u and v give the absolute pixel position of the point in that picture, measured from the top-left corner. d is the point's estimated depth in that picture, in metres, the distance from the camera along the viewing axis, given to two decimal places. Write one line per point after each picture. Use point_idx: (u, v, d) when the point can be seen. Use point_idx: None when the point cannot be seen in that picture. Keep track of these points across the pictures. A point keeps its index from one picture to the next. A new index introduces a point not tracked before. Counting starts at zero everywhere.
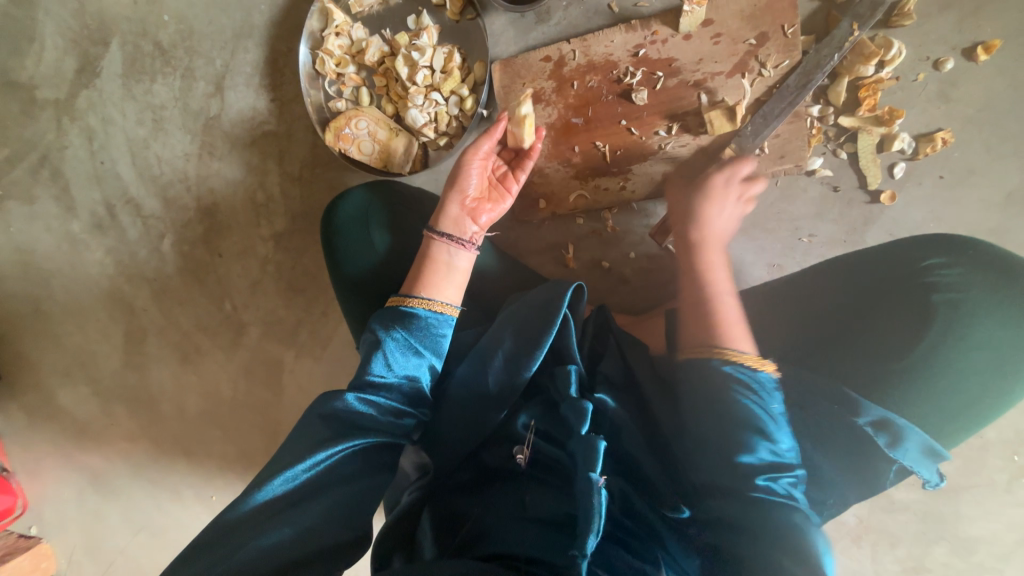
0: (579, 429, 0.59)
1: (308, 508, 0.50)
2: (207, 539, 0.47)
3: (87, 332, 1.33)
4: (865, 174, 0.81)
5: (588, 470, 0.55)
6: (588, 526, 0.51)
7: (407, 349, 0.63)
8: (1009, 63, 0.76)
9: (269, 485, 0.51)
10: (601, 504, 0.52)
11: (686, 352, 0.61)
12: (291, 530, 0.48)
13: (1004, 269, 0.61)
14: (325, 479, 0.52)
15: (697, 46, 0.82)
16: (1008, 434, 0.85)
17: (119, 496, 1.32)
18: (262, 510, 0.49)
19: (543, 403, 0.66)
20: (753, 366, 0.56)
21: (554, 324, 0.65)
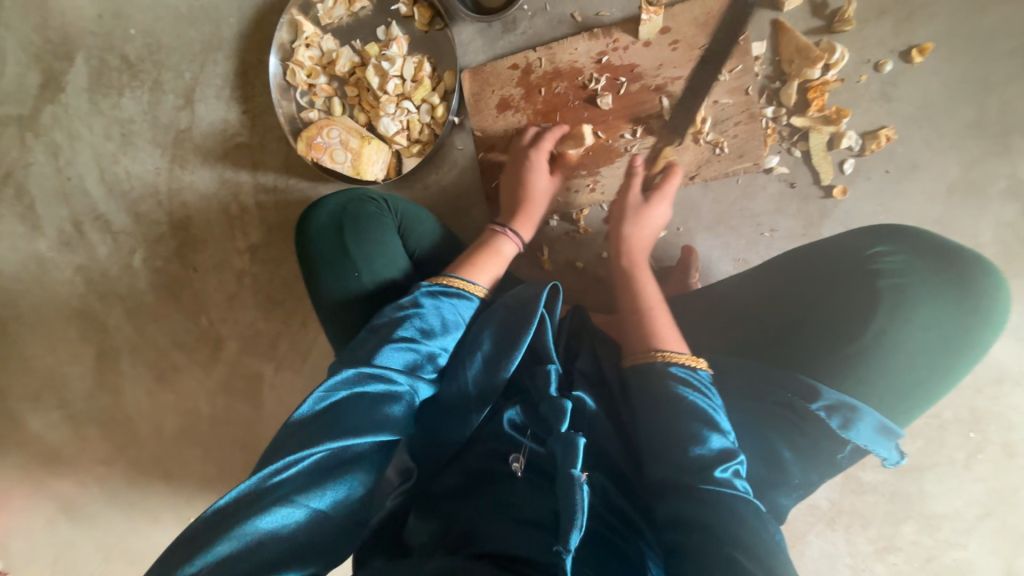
0: (558, 428, 0.61)
1: (317, 494, 0.50)
2: (213, 518, 0.48)
3: (56, 352, 1.29)
4: (818, 171, 0.85)
5: (570, 468, 0.57)
6: (571, 523, 0.53)
7: (424, 333, 0.67)
8: (943, 64, 0.81)
9: (277, 469, 0.50)
10: (584, 500, 0.54)
11: (631, 360, 0.66)
12: (298, 512, 0.49)
13: (940, 254, 0.66)
14: (334, 464, 0.52)
15: (656, 52, 0.86)
16: (963, 413, 0.90)
17: (93, 522, 1.28)
18: (239, 506, 0.48)
19: (524, 403, 0.68)
20: (691, 365, 0.63)
21: (532, 325, 0.67)
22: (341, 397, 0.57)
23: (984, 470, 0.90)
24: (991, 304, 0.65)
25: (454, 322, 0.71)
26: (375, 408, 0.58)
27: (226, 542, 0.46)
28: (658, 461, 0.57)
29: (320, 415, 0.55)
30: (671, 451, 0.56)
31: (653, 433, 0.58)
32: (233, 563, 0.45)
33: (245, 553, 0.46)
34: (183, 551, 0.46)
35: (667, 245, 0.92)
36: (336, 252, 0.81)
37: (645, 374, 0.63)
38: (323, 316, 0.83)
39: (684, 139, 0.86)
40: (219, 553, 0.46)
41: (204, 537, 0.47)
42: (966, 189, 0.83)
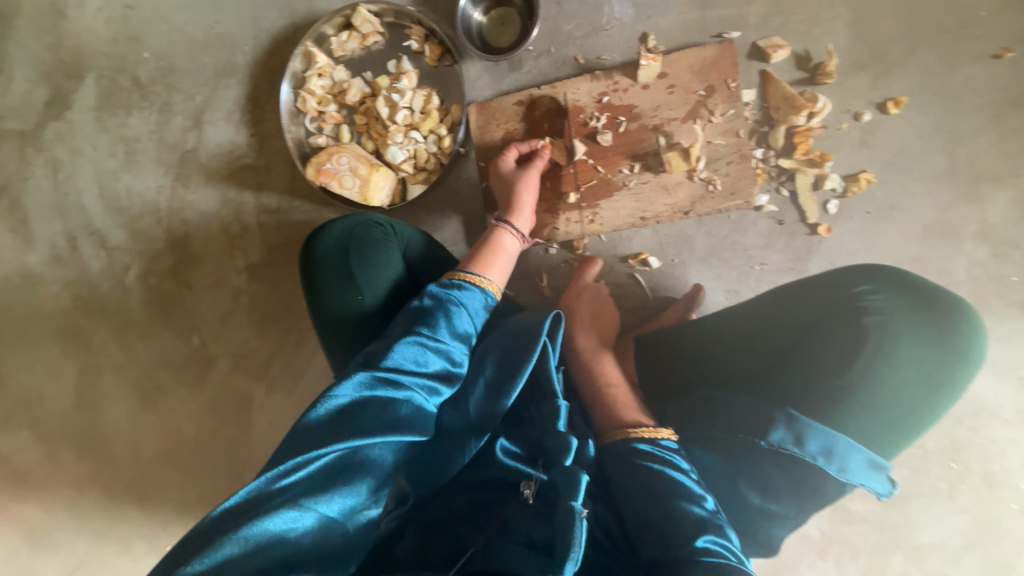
0: (563, 461, 0.63)
1: (328, 497, 0.51)
2: (220, 517, 0.47)
3: (37, 369, 1.26)
4: (804, 210, 0.91)
5: (571, 500, 0.58)
6: (567, 554, 0.53)
7: (437, 333, 0.67)
8: (916, 116, 0.88)
9: (290, 469, 0.50)
10: (581, 535, 0.55)
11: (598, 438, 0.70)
12: (308, 515, 0.49)
13: (922, 295, 0.70)
14: (347, 466, 0.53)
15: (653, 95, 0.92)
16: (945, 443, 0.93)
17: (61, 548, 1.23)
18: (254, 502, 0.48)
19: (527, 442, 0.68)
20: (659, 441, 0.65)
21: (534, 352, 0.68)
22: (355, 400, 0.57)
23: (966, 500, 0.93)
24: (971, 343, 0.68)
25: (469, 317, 0.72)
26: (388, 412, 0.58)
27: (233, 542, 0.45)
28: (648, 537, 0.57)
29: (334, 416, 0.56)
30: (664, 526, 0.57)
31: (642, 497, 0.60)
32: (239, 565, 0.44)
33: (254, 555, 0.45)
34: (185, 553, 0.45)
35: (664, 275, 0.96)
36: (340, 272, 0.83)
37: (616, 451, 0.65)
38: (323, 336, 0.84)
39: (679, 176, 0.91)
40: (223, 555, 0.44)
41: (211, 535, 0.45)
42: (940, 231, 0.88)
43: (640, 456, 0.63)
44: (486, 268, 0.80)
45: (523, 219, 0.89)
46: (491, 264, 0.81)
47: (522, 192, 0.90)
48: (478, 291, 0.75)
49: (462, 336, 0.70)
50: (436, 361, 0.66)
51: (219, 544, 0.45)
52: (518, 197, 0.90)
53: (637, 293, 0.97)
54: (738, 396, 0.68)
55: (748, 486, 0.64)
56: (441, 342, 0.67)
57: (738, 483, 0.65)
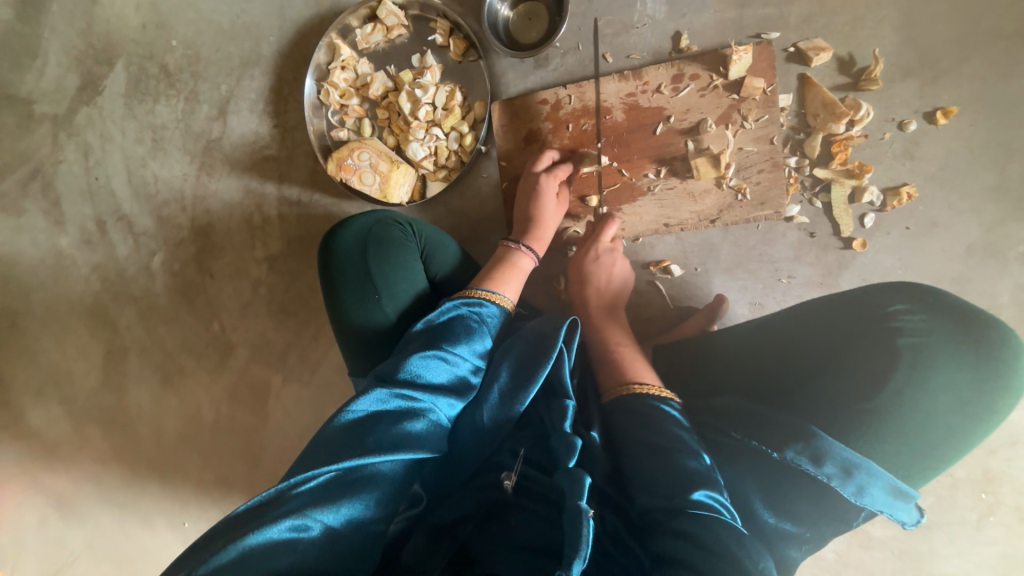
0: (566, 462, 0.60)
1: (334, 508, 0.49)
2: (228, 525, 0.48)
3: (65, 348, 1.30)
4: (838, 223, 0.86)
5: (576, 499, 0.56)
6: (575, 553, 0.50)
7: (452, 348, 0.66)
8: (966, 128, 0.82)
9: (299, 480, 0.50)
10: (590, 533, 0.52)
11: (608, 395, 0.69)
12: (313, 526, 0.48)
13: (958, 317, 0.65)
14: (354, 478, 0.52)
15: (684, 97, 0.88)
16: (976, 473, 0.89)
17: (86, 521, 1.27)
18: (262, 509, 0.48)
19: (535, 436, 0.68)
20: (659, 395, 0.65)
21: (550, 357, 0.67)
22: (371, 414, 0.57)
23: (995, 532, 0.88)
24: (1013, 369, 0.64)
25: (486, 334, 0.71)
26: (400, 427, 0.57)
27: (236, 549, 0.45)
28: (648, 491, 0.56)
29: (350, 428, 0.56)
30: (666, 481, 0.55)
31: (645, 461, 0.58)
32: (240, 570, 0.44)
33: (259, 561, 0.44)
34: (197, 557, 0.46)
35: (686, 284, 0.94)
36: (358, 273, 0.82)
37: (626, 404, 0.65)
38: (341, 336, 0.84)
39: (707, 182, 0.88)
40: (226, 561, 0.44)
41: (223, 539, 0.46)
42: (985, 251, 0.83)
43: (652, 409, 0.63)
44: (501, 285, 0.79)
45: (543, 244, 0.88)
46: (508, 283, 0.80)
47: (550, 221, 0.88)
48: (492, 307, 0.74)
49: (477, 353, 0.69)
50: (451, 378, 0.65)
51: (230, 547, 0.45)
52: (544, 221, 0.88)
53: (657, 301, 0.95)
54: (763, 409, 0.65)
55: (767, 507, 0.60)
56: (458, 358, 0.66)
57: (757, 502, 0.60)
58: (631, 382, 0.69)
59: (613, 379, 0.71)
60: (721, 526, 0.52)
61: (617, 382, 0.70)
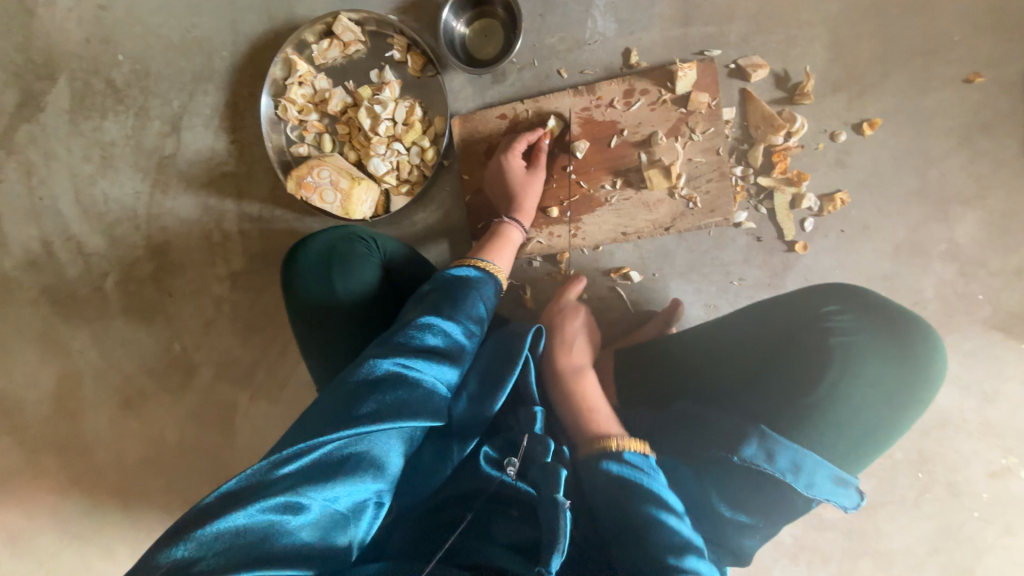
0: (542, 459, 0.63)
1: (330, 487, 0.49)
2: (221, 499, 0.47)
3: (13, 376, 1.24)
4: (782, 228, 0.92)
5: (552, 493, 0.59)
6: (554, 547, 0.54)
7: (450, 317, 0.67)
8: (891, 138, 0.89)
9: (293, 455, 0.50)
10: (567, 525, 0.56)
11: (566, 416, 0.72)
12: (306, 507, 0.48)
13: (884, 316, 0.71)
14: (349, 455, 0.52)
15: (636, 111, 0.92)
16: (912, 454, 0.96)
17: (43, 556, 1.22)
18: (256, 485, 0.48)
19: (503, 440, 0.67)
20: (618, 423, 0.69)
21: (519, 364, 0.69)
22: (370, 383, 0.57)
23: (932, 508, 0.96)
24: (928, 364, 0.70)
25: (480, 303, 0.71)
26: (399, 396, 0.57)
27: (228, 525, 0.44)
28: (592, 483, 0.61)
29: (346, 400, 0.55)
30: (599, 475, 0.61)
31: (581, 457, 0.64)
32: (232, 542, 0.43)
33: (254, 537, 0.44)
34: (191, 526, 0.45)
35: (646, 289, 0.98)
36: (322, 292, 0.82)
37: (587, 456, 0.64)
38: (305, 352, 0.85)
39: (660, 193, 0.93)
40: (217, 537, 0.44)
41: (214, 513, 0.46)
42: (911, 250, 0.90)
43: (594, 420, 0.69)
44: (492, 257, 0.82)
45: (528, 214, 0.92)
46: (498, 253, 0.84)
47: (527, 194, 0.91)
48: (466, 270, 0.74)
49: (477, 321, 0.69)
50: (444, 350, 0.64)
51: (221, 523, 0.45)
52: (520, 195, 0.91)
53: (618, 307, 0.98)
54: (710, 412, 0.68)
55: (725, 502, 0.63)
56: (457, 327, 0.66)
57: (718, 499, 0.63)
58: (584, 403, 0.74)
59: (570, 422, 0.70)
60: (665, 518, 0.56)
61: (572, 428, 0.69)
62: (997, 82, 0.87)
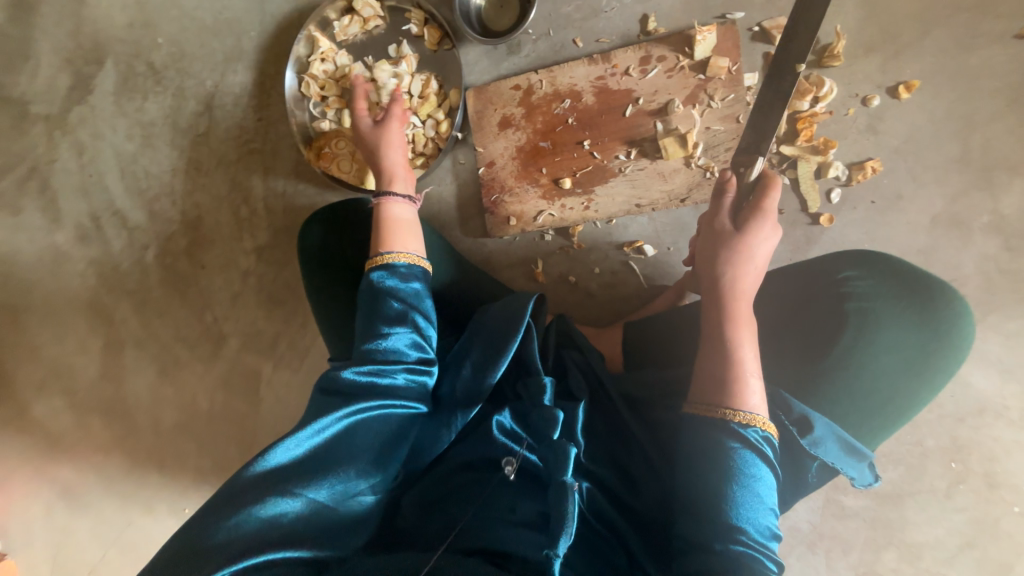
0: (550, 435, 0.62)
1: (321, 484, 0.54)
2: (225, 496, 0.51)
3: (66, 341, 1.34)
4: (806, 199, 0.87)
5: (560, 475, 0.59)
6: (562, 529, 0.54)
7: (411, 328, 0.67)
8: (928, 101, 0.84)
9: (290, 453, 0.54)
10: (574, 508, 0.56)
11: (699, 402, 0.60)
12: (298, 501, 0.52)
13: (907, 281, 0.67)
14: (339, 452, 0.56)
15: (653, 78, 0.90)
16: (945, 442, 0.90)
17: (91, 510, 1.31)
18: (256, 484, 0.52)
19: (513, 410, 0.67)
20: (749, 423, 0.57)
21: (518, 334, 0.68)
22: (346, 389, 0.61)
23: (965, 500, 0.90)
24: (956, 332, 0.65)
25: (413, 309, 0.68)
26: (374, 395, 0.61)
27: (231, 521, 0.49)
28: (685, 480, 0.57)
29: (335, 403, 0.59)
30: (698, 470, 0.56)
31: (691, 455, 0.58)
32: (237, 538, 0.48)
33: (258, 531, 0.49)
34: (196, 522, 0.49)
35: (660, 263, 0.95)
36: (335, 259, 0.85)
37: (705, 436, 0.57)
38: (319, 322, 0.86)
39: (677, 162, 0.90)
40: (223, 533, 0.48)
41: (213, 514, 0.49)
42: (949, 222, 0.84)
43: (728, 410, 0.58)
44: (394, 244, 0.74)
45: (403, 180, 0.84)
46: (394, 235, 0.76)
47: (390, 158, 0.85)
48: (398, 266, 0.71)
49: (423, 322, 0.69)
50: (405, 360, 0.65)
51: (220, 522, 0.49)
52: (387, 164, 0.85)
53: (632, 282, 0.96)
54: None
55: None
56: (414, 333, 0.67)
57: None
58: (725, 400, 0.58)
59: (712, 392, 0.59)
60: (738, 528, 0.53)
61: (713, 397, 0.59)
62: None
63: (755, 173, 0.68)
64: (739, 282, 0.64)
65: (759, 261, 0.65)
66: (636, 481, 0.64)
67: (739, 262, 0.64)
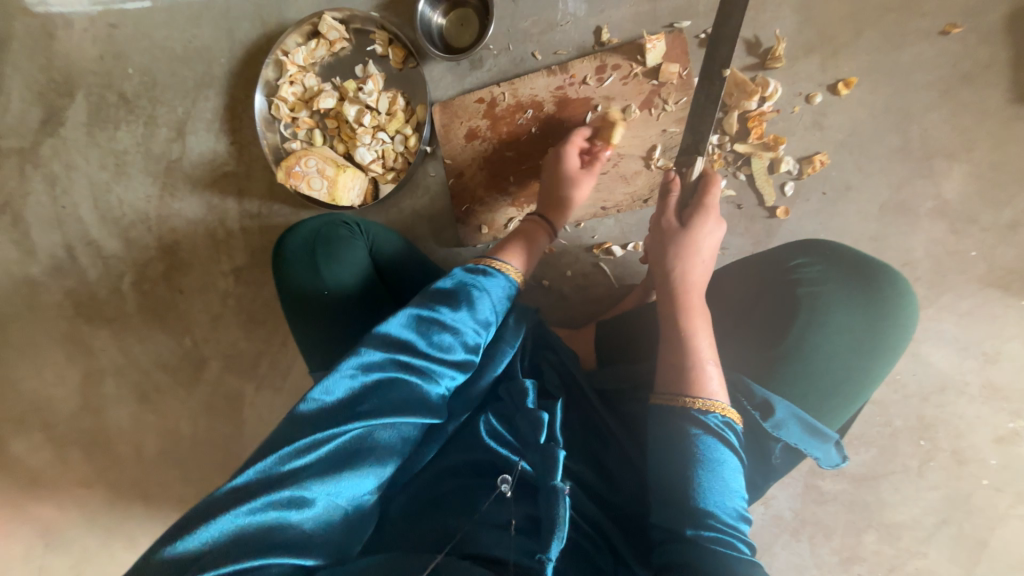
0: (537, 439, 0.63)
1: (330, 484, 0.51)
2: (223, 497, 0.47)
3: (42, 375, 1.32)
4: (762, 193, 0.91)
5: (550, 479, 0.60)
6: (553, 533, 0.55)
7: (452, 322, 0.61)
8: (867, 96, 0.88)
9: (298, 451, 0.50)
10: (565, 515, 0.57)
11: (663, 394, 0.61)
12: (306, 500, 0.49)
13: (851, 265, 0.70)
14: (353, 452, 0.52)
15: (609, 86, 0.94)
16: (913, 421, 0.93)
17: (72, 547, 1.28)
18: (255, 484, 0.48)
19: (497, 412, 0.68)
20: (710, 408, 0.59)
21: (506, 342, 0.69)
22: (366, 385, 0.55)
23: (937, 477, 0.92)
24: (901, 310, 0.68)
25: (489, 303, 0.64)
26: (402, 394, 0.56)
27: (229, 523, 0.46)
28: (655, 472, 0.58)
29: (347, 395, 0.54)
30: (666, 459, 0.58)
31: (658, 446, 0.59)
32: (233, 542, 0.45)
33: (258, 533, 0.46)
34: (190, 525, 0.46)
35: (628, 263, 0.98)
36: (309, 274, 0.85)
37: (667, 424, 0.59)
38: (297, 338, 0.87)
39: (637, 165, 0.94)
40: (218, 535, 0.45)
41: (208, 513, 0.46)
42: (897, 209, 0.89)
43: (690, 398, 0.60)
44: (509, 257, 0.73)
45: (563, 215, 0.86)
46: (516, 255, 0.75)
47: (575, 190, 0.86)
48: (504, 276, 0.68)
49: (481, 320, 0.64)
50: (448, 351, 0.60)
51: (210, 522, 0.46)
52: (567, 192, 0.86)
53: (603, 283, 0.99)
54: None
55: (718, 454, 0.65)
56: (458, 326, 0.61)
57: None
58: (685, 387, 0.61)
59: (672, 381, 0.62)
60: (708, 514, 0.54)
61: (673, 386, 0.62)
62: (975, 33, 0.86)
63: (696, 173, 0.73)
64: (690, 276, 0.69)
65: (704, 255, 0.71)
66: (614, 476, 0.66)
67: (687, 255, 0.70)
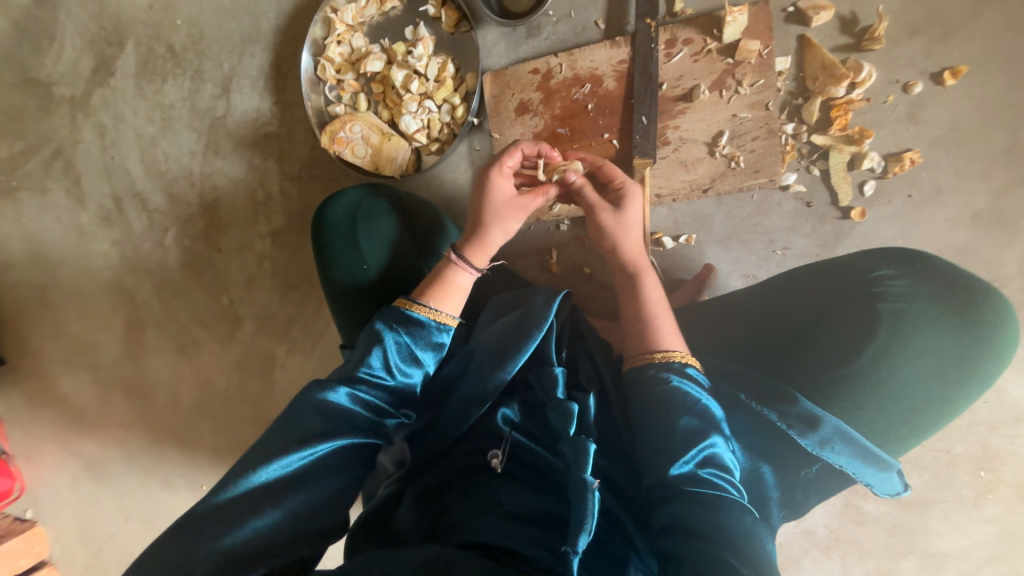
0: (566, 431, 0.59)
1: (313, 494, 0.50)
2: (217, 506, 0.47)
3: (89, 320, 1.37)
4: (837, 191, 0.83)
5: (579, 471, 0.54)
6: (580, 526, 0.49)
7: (393, 370, 0.59)
8: (976, 89, 0.78)
9: (283, 465, 0.50)
10: (594, 504, 0.51)
11: (631, 361, 0.63)
12: (282, 514, 0.48)
13: (947, 282, 0.63)
14: (337, 464, 0.52)
15: (677, 63, 0.86)
16: (975, 450, 0.86)
17: (113, 483, 1.36)
18: (245, 498, 0.48)
19: (522, 402, 0.65)
20: (681, 361, 0.60)
21: (540, 331, 0.65)
22: (328, 404, 0.54)
23: (994, 511, 0.86)
24: (996, 336, 0.61)
25: (424, 351, 0.62)
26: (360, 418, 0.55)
27: (219, 538, 0.45)
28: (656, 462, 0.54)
29: (324, 406, 0.54)
30: (659, 443, 0.54)
31: (655, 427, 0.56)
32: (228, 553, 0.45)
33: (247, 545, 0.46)
34: (188, 534, 0.46)
35: (679, 256, 0.91)
36: (346, 243, 0.82)
37: (647, 383, 0.59)
38: (334, 311, 0.84)
39: (700, 151, 0.86)
40: (214, 547, 0.45)
41: (190, 531, 0.46)
42: (993, 219, 0.79)
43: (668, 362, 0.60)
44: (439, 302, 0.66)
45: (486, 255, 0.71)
46: (446, 297, 0.67)
47: (495, 229, 0.70)
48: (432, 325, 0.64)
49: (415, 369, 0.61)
50: (391, 391, 0.59)
51: (207, 538, 0.45)
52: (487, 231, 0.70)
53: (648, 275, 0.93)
54: (745, 370, 0.64)
55: (768, 465, 0.60)
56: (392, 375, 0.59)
57: (758, 458, 0.60)
58: (653, 350, 0.62)
59: (639, 344, 0.64)
60: (726, 506, 0.50)
61: (640, 349, 0.63)
62: None
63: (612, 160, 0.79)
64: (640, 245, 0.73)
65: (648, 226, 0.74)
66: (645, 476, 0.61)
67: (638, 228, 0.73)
